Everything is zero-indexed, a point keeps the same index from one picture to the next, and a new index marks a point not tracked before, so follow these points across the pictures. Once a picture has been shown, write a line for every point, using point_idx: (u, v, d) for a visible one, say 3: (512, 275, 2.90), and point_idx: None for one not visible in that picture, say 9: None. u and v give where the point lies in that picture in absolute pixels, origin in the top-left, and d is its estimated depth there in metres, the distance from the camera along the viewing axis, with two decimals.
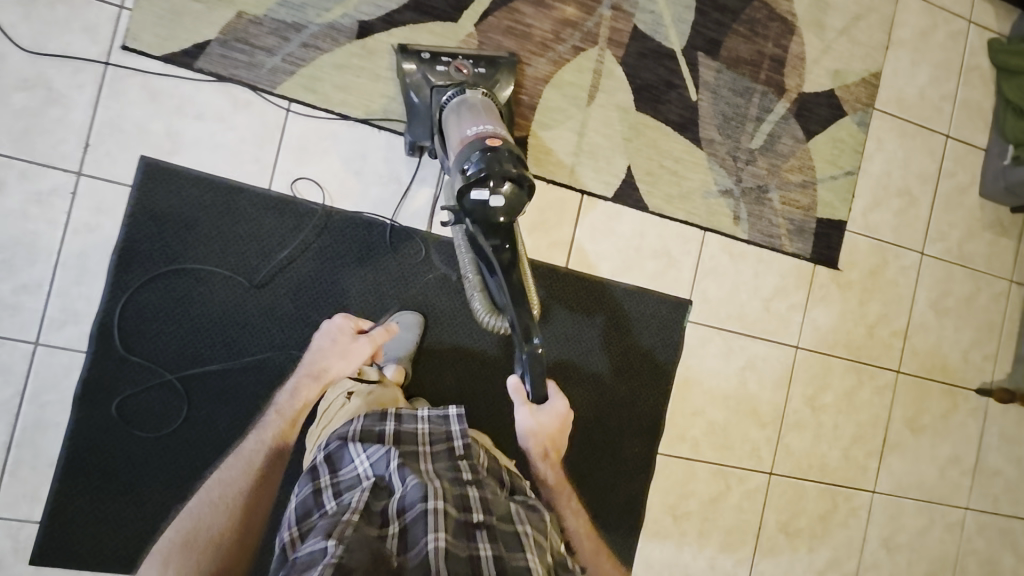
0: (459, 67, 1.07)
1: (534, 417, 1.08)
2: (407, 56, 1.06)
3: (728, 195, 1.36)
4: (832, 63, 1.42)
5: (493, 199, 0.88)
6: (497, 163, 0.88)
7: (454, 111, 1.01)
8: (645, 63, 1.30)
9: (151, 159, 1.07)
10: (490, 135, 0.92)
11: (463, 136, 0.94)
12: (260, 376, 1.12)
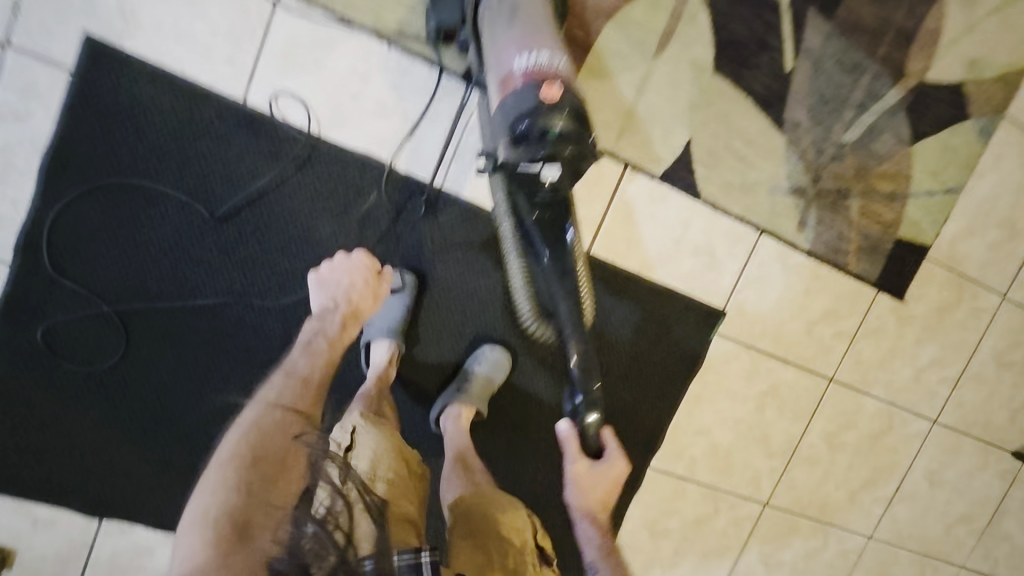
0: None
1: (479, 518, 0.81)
2: None
3: (798, 195, 1.12)
4: (970, 49, 1.12)
5: (547, 166, 0.73)
6: (553, 127, 0.71)
7: (494, 19, 0.81)
8: (739, 12, 1.02)
9: (96, 39, 0.85)
10: (545, 74, 0.74)
11: (511, 71, 0.75)
12: (212, 323, 0.97)
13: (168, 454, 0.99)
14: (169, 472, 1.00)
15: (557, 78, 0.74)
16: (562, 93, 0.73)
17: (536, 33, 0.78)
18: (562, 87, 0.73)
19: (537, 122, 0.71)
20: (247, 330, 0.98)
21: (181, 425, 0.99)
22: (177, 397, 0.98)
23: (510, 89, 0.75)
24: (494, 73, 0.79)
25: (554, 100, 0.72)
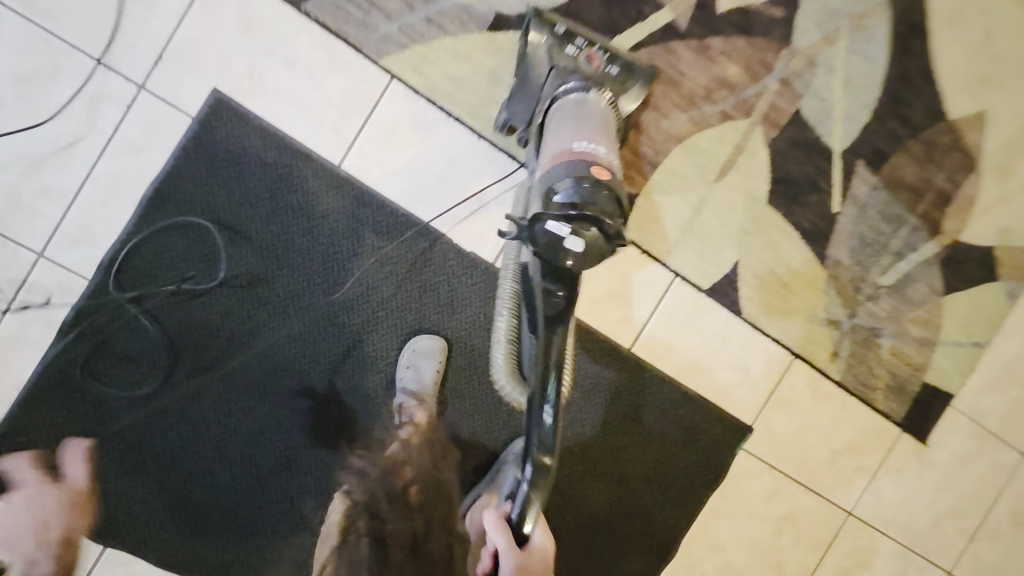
0: (590, 58, 0.89)
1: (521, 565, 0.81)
2: (540, 23, 0.90)
3: (834, 327, 1.17)
4: (1004, 218, 1.20)
5: (570, 239, 0.70)
6: (593, 199, 0.71)
7: (567, 114, 0.83)
8: (795, 154, 1.11)
9: (222, 94, 0.93)
10: (597, 160, 0.75)
11: (567, 147, 0.78)
12: (232, 377, 1.00)
13: (188, 486, 1.01)
14: (183, 505, 1.01)
15: (607, 166, 0.75)
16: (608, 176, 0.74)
17: (599, 140, 0.78)
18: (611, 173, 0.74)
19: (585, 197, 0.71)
20: (294, 378, 1.01)
21: (209, 459, 1.01)
22: (213, 430, 1.01)
23: (554, 165, 0.77)
24: (547, 145, 0.82)
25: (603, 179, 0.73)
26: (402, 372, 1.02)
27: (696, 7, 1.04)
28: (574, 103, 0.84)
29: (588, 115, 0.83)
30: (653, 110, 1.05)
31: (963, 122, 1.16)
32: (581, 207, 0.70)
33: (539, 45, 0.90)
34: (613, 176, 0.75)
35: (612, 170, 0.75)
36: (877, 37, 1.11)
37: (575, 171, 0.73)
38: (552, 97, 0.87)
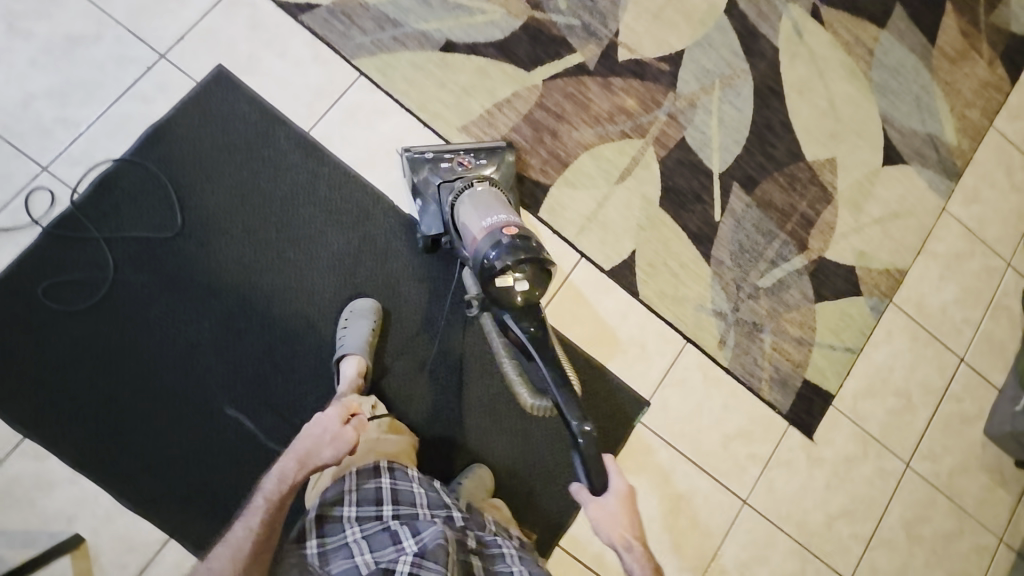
0: (461, 162, 1.19)
1: (602, 513, 0.91)
2: (413, 160, 1.18)
3: (720, 317, 1.34)
4: (859, 244, 1.45)
5: (516, 285, 0.98)
6: (517, 253, 0.97)
7: (468, 205, 1.07)
8: (681, 171, 1.37)
9: (226, 69, 1.19)
10: (506, 223, 1.02)
11: (482, 224, 1.03)
12: (180, 293, 1.11)
13: (118, 388, 1.07)
14: (108, 409, 1.06)
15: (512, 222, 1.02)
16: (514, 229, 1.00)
17: (497, 209, 1.05)
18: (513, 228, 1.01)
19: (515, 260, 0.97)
20: (238, 299, 1.13)
21: (142, 365, 1.08)
22: (153, 338, 1.09)
23: (481, 240, 1.02)
24: (467, 228, 1.06)
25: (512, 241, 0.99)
26: (341, 333, 1.13)
27: (601, 55, 1.37)
28: (468, 197, 1.08)
29: (486, 195, 1.08)
30: (566, 124, 1.33)
31: (817, 164, 1.45)
32: (513, 258, 0.97)
33: (423, 175, 1.17)
34: (518, 227, 1.01)
35: (517, 222, 1.03)
36: (743, 94, 1.44)
37: (492, 237, 1.00)
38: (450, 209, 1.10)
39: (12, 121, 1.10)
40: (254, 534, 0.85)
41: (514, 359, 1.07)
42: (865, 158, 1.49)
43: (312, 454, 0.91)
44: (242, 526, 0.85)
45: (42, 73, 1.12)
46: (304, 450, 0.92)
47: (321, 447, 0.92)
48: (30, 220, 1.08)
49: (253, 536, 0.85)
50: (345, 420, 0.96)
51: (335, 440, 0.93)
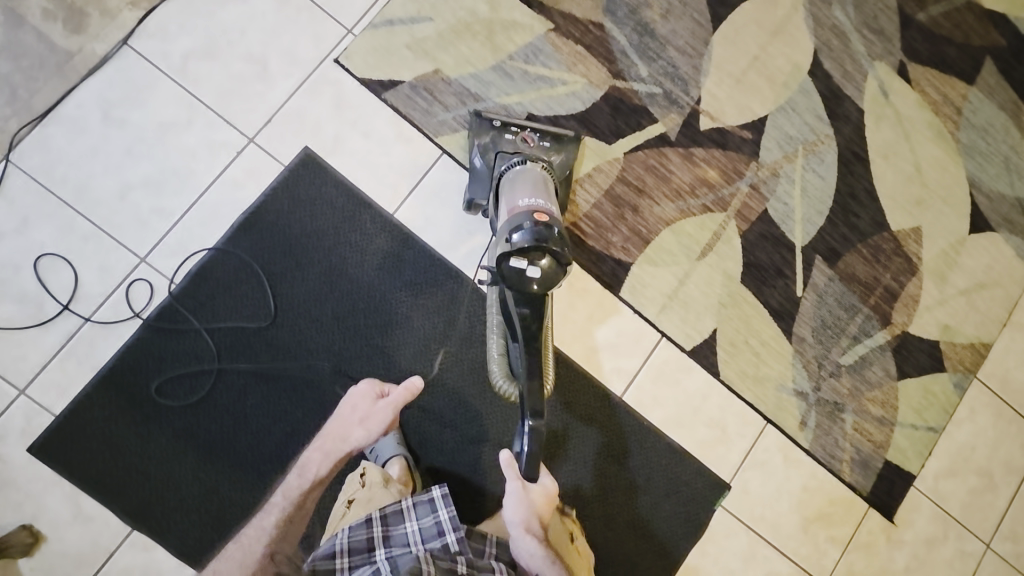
0: (526, 139, 1.19)
1: (523, 493, 1.04)
2: (481, 122, 1.19)
3: (801, 397, 1.33)
4: (943, 317, 1.41)
5: (529, 270, 0.96)
6: (542, 241, 0.95)
7: (512, 181, 1.08)
8: (763, 245, 1.35)
9: (312, 152, 1.19)
10: (539, 210, 0.99)
11: (515, 203, 1.02)
12: (279, 383, 1.15)
13: (221, 478, 1.11)
14: (211, 499, 1.11)
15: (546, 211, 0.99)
16: (545, 215, 0.98)
17: (535, 193, 1.04)
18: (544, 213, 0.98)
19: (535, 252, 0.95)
20: (330, 388, 1.16)
21: (242, 456, 1.12)
22: (251, 428, 1.13)
23: (508, 217, 1.01)
24: (505, 203, 1.05)
25: (536, 221, 0.97)
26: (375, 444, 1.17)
27: (682, 125, 1.34)
28: (513, 177, 1.09)
29: (531, 177, 1.08)
30: (647, 198, 1.31)
31: (902, 234, 1.41)
32: (534, 244, 0.95)
33: (485, 141, 1.18)
34: (551, 215, 0.99)
35: (552, 210, 1.00)
36: (826, 160, 1.39)
37: (524, 219, 0.97)
38: (497, 177, 1.13)
39: (110, 213, 1.12)
40: (272, 532, 0.94)
41: (500, 340, 1.13)
42: (952, 225, 1.44)
43: (343, 437, 1.04)
44: (259, 523, 0.96)
45: (138, 165, 1.14)
46: (339, 427, 1.05)
47: (350, 427, 1.05)
48: (132, 312, 1.12)
49: (270, 532, 0.94)
50: (375, 399, 1.09)
51: (366, 418, 1.06)
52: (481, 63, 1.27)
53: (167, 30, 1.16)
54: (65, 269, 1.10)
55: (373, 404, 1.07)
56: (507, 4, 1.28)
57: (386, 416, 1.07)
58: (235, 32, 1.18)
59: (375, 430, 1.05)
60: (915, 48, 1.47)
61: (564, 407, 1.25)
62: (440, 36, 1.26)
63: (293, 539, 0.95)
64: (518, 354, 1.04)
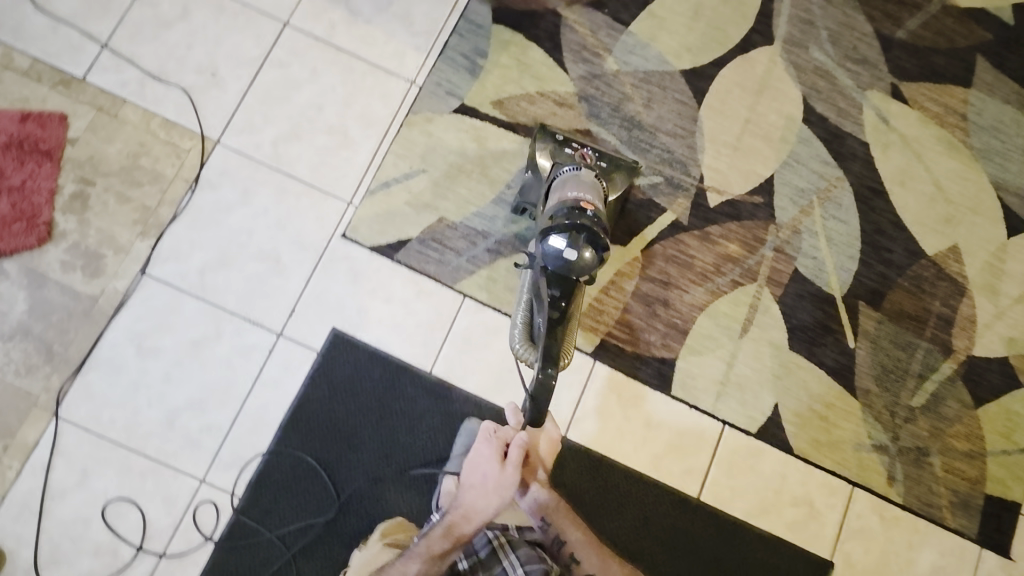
0: (584, 155, 1.15)
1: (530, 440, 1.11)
2: (543, 133, 1.17)
3: (882, 451, 1.29)
4: (1005, 330, 1.36)
5: (570, 252, 0.97)
6: (583, 226, 0.98)
7: (565, 178, 1.07)
8: (803, 304, 1.32)
9: (340, 331, 1.20)
10: (584, 201, 1.02)
11: (563, 193, 1.04)
12: None
13: None
14: None
15: (591, 202, 1.02)
16: (588, 205, 1.02)
17: (586, 186, 1.04)
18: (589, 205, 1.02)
19: (574, 234, 0.97)
20: None
21: None
22: None
23: (551, 203, 1.05)
24: (549, 193, 1.08)
25: (578, 205, 1.01)
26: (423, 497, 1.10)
27: (692, 206, 1.33)
28: (569, 175, 1.08)
29: (587, 175, 1.07)
30: (675, 288, 1.30)
31: (940, 256, 1.38)
32: (573, 226, 0.98)
33: (546, 148, 1.16)
34: (596, 207, 1.02)
35: (598, 205, 1.02)
36: (844, 203, 1.37)
37: (567, 206, 1.01)
38: (551, 175, 1.12)
39: (163, 443, 1.13)
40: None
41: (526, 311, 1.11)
42: (989, 233, 1.40)
43: (479, 506, 1.02)
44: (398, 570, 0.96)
45: (179, 388, 1.15)
46: (473, 497, 1.03)
47: (489, 497, 1.03)
48: (203, 537, 1.12)
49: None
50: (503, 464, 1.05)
51: (498, 488, 1.03)
52: (482, 198, 1.28)
53: (180, 249, 1.20)
54: (132, 510, 1.11)
55: (503, 467, 1.04)
56: (493, 135, 1.31)
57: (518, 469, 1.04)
58: (244, 234, 1.22)
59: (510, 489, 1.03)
60: (903, 66, 1.46)
61: (578, 495, 1.21)
62: (436, 184, 1.28)
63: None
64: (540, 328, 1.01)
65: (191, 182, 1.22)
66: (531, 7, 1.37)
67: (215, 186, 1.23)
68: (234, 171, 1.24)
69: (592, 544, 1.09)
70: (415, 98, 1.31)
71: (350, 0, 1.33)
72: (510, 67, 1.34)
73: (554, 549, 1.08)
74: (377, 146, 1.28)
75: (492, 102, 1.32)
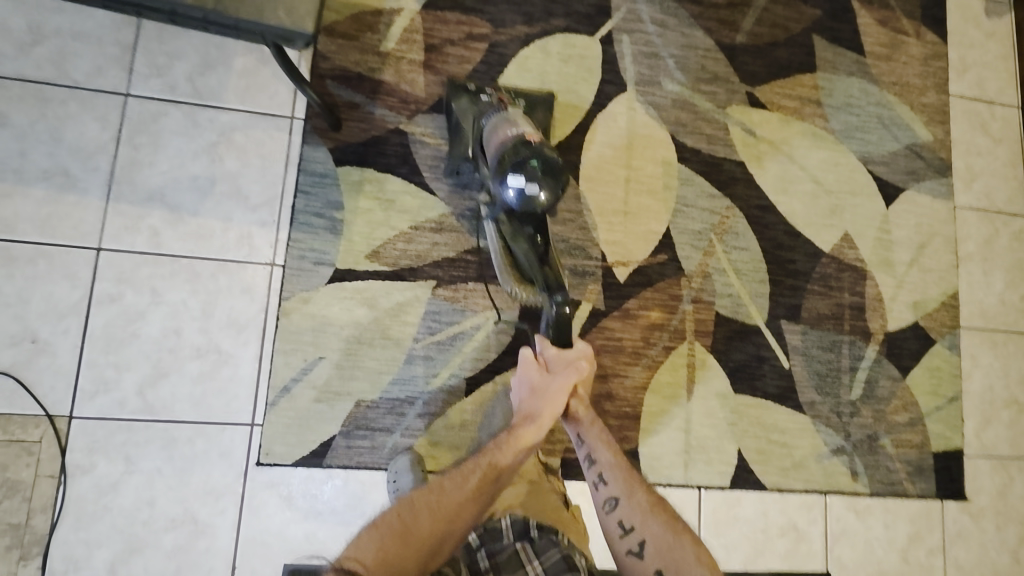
0: (501, 98, 1.18)
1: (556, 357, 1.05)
2: (456, 89, 1.21)
3: (840, 453, 1.36)
4: (909, 296, 1.45)
5: (530, 188, 1.00)
6: (531, 154, 1.00)
7: (495, 118, 1.10)
8: (734, 345, 1.33)
9: (294, 566, 1.09)
10: (523, 133, 1.05)
11: (501, 134, 1.06)
12: None
13: None
14: None
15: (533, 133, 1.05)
16: (535, 136, 1.04)
17: (520, 122, 1.06)
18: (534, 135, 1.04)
19: (529, 166, 1.00)
20: None
21: None
22: None
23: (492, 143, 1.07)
24: (486, 135, 1.10)
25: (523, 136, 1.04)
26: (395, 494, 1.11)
27: (604, 289, 1.29)
28: (498, 116, 1.11)
29: (515, 111, 1.11)
30: (614, 376, 1.27)
31: (836, 248, 1.43)
32: (523, 159, 1.00)
33: (463, 105, 1.19)
34: (537, 136, 1.05)
35: (539, 134, 1.04)
36: (741, 230, 1.38)
37: (510, 143, 1.04)
38: (478, 129, 1.12)
39: None
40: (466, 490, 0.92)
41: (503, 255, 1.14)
42: (871, 210, 1.46)
43: (535, 410, 1.01)
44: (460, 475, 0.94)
45: None
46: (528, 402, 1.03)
47: (539, 400, 1.02)
48: None
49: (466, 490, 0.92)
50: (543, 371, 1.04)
51: (542, 392, 1.02)
52: (393, 363, 1.18)
53: (77, 555, 1.03)
54: None
55: (547, 374, 1.04)
56: (381, 291, 1.19)
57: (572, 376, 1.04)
58: (144, 507, 1.06)
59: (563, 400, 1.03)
60: (752, 70, 1.45)
61: None
62: (340, 367, 1.16)
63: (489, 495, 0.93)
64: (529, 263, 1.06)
65: (58, 476, 1.04)
66: (371, 135, 1.24)
67: (88, 467, 1.05)
68: (104, 442, 1.06)
69: (622, 465, 1.01)
70: (281, 281, 1.16)
71: (165, 195, 1.14)
72: (373, 208, 1.21)
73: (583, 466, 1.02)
74: (258, 350, 1.13)
75: (367, 256, 1.19)
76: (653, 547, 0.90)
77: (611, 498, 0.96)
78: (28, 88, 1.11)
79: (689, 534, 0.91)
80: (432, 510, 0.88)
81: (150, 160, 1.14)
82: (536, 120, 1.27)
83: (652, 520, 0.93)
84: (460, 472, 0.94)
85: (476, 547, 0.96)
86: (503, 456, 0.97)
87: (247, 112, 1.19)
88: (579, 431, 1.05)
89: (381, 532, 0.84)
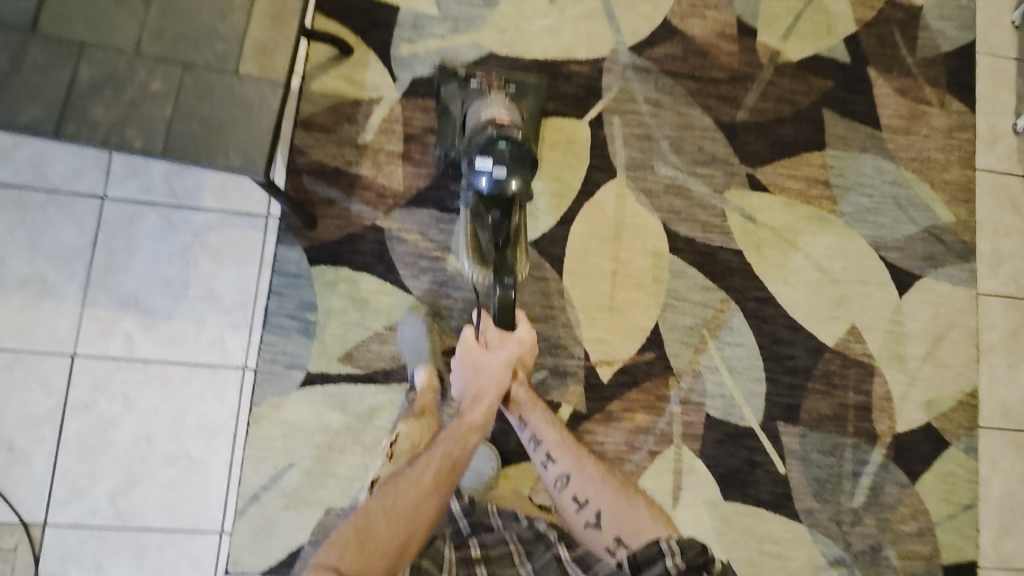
0: (491, 84, 1.20)
1: (497, 338, 1.11)
2: (446, 77, 1.22)
3: (839, 565, 1.27)
4: (922, 394, 1.34)
5: (499, 172, 1.03)
6: (501, 136, 1.06)
7: (476, 103, 1.16)
8: (725, 449, 1.27)
9: None
10: (497, 117, 1.10)
11: (477, 117, 1.12)
12: None
13: None
14: None
15: (506, 117, 1.10)
16: (507, 119, 1.10)
17: (496, 106, 1.12)
18: (505, 118, 1.10)
19: (497, 149, 1.04)
20: None
21: None
22: None
23: (470, 124, 1.13)
24: (468, 120, 1.15)
25: (495, 120, 1.09)
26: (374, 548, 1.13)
27: (585, 389, 1.24)
28: (480, 101, 1.15)
29: (496, 96, 1.15)
30: None
31: (841, 343, 1.33)
32: (493, 141, 1.05)
33: (452, 91, 1.21)
34: (509, 119, 1.10)
35: (512, 117, 1.10)
36: (736, 324, 1.30)
37: (483, 125, 1.09)
38: (461, 112, 1.18)
39: None
40: (423, 486, 0.92)
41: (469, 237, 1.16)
42: (881, 299, 1.36)
43: (483, 390, 1.07)
44: (421, 459, 0.96)
45: None
46: (475, 384, 1.08)
47: (483, 379, 1.07)
48: None
49: (422, 487, 0.91)
50: (483, 350, 1.10)
51: (480, 369, 1.07)
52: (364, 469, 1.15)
53: None
54: None
55: (487, 352, 1.09)
56: (353, 395, 1.17)
57: (511, 355, 1.09)
58: None
59: (504, 382, 1.07)
60: (754, 149, 1.37)
61: None
62: (310, 474, 1.14)
63: (456, 475, 0.96)
64: (490, 243, 1.11)
65: None
66: (348, 232, 1.21)
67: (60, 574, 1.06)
68: (76, 550, 1.07)
69: (567, 444, 1.06)
70: (253, 386, 1.15)
71: (140, 298, 1.14)
72: (347, 308, 1.19)
73: (531, 450, 1.08)
74: (229, 456, 1.12)
75: (340, 359, 1.17)
76: (609, 516, 0.99)
77: (563, 476, 1.04)
78: (11, 194, 1.13)
79: (633, 487, 1.03)
80: (388, 514, 0.88)
81: (126, 264, 1.14)
82: (526, 106, 1.22)
83: (601, 487, 1.02)
84: (414, 471, 0.93)
85: (467, 534, 0.99)
86: (461, 442, 0.99)
87: (222, 211, 1.18)
88: (522, 416, 1.09)
89: (332, 549, 0.83)
